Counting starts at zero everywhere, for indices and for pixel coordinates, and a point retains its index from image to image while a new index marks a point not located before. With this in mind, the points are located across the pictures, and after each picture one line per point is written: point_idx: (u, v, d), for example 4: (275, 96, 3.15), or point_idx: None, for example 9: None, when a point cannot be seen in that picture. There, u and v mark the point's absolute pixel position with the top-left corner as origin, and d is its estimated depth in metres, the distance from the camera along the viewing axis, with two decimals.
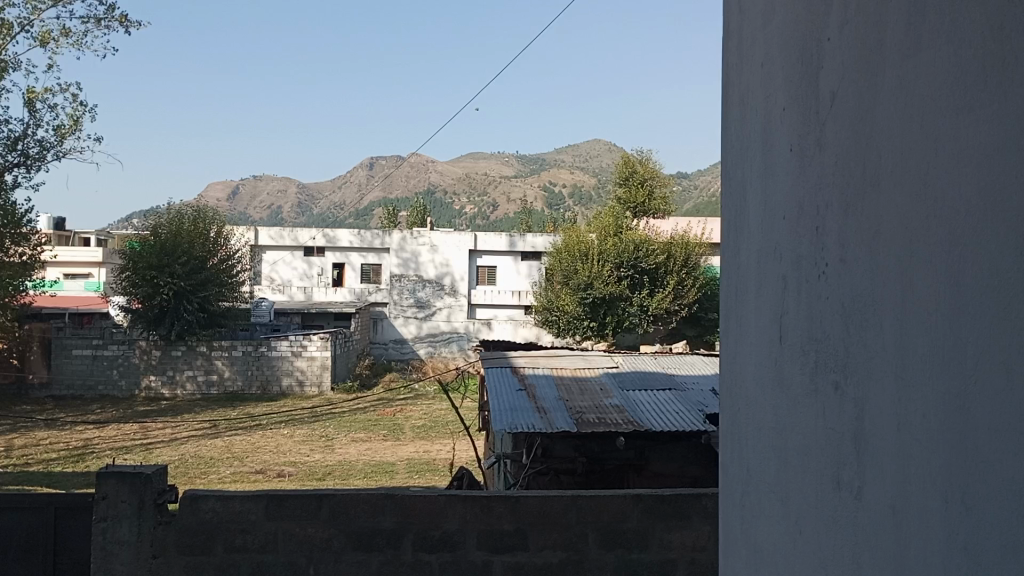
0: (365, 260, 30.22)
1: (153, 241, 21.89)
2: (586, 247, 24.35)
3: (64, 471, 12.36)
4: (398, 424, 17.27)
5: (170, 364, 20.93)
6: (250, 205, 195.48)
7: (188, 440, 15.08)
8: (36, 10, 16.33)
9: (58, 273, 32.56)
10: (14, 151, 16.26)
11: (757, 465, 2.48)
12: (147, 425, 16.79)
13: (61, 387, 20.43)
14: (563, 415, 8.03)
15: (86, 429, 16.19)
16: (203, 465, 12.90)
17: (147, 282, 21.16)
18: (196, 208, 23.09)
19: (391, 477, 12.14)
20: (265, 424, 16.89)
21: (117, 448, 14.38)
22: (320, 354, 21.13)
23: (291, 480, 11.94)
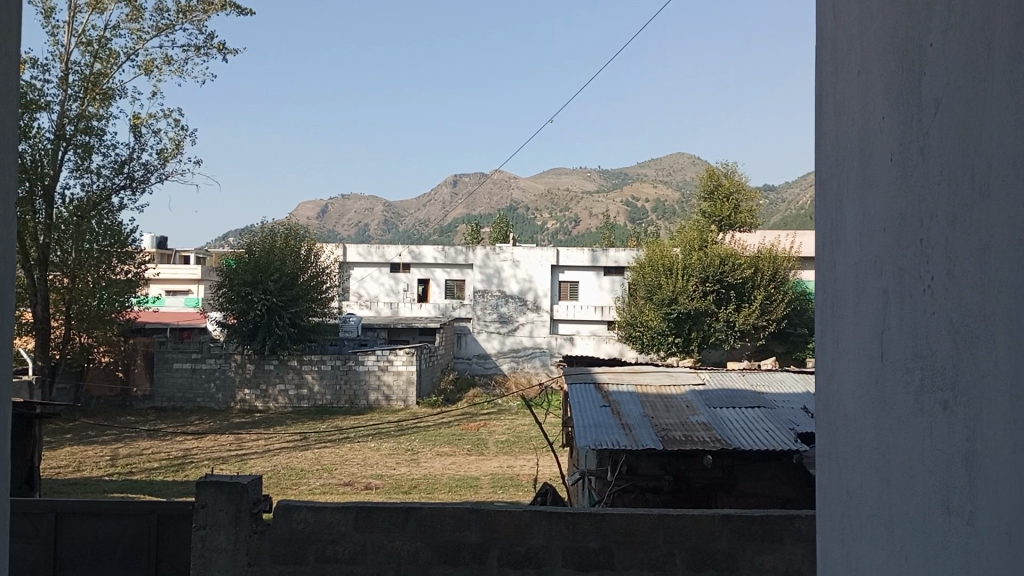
0: (449, 276, 30.62)
1: (248, 259, 22.71)
2: (670, 262, 24.09)
3: (165, 480, 12.93)
4: (482, 438, 17.36)
5: (263, 378, 21.62)
6: (339, 222, 195.42)
7: (280, 452, 15.53)
8: (141, 40, 17.22)
9: (161, 290, 34.19)
10: (121, 175, 17.21)
11: (858, 488, 2.39)
12: (242, 436, 17.39)
13: (163, 399, 21.39)
14: (648, 433, 7.93)
15: (185, 440, 16.90)
16: (294, 476, 13.27)
17: (242, 298, 21.95)
18: (287, 226, 23.86)
19: (475, 491, 12.21)
20: (352, 437, 17.25)
21: (214, 458, 14.94)
22: (406, 369, 21.47)
23: (377, 493, 12.14)
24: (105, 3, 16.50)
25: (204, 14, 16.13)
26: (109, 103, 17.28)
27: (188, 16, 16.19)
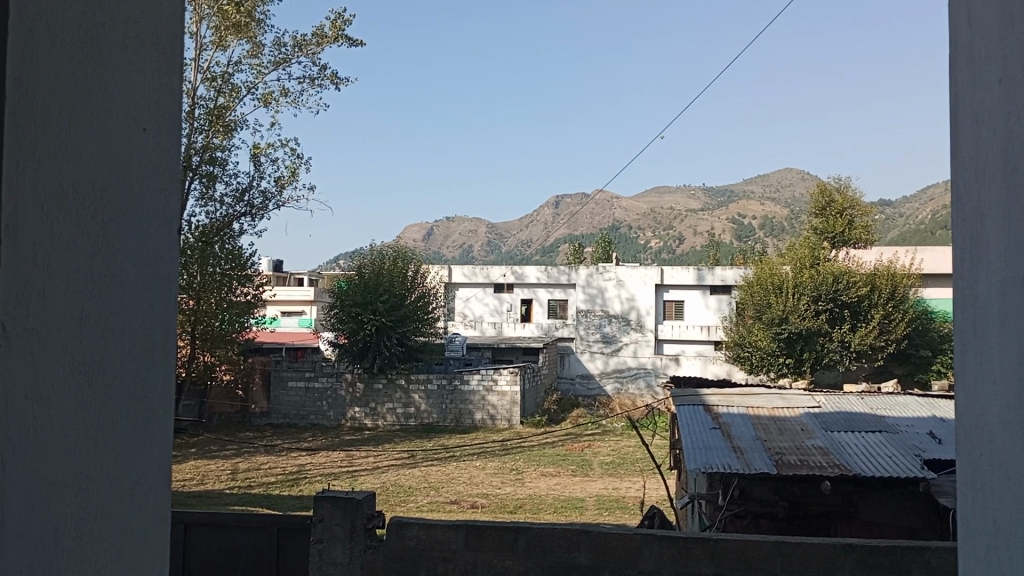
0: (552, 296, 30.79)
1: (358, 281, 23.43)
2: (779, 280, 23.31)
3: (281, 494, 13.44)
4: (586, 459, 17.25)
5: (373, 397, 22.17)
6: (444, 244, 195.36)
7: (389, 469, 15.87)
8: (260, 74, 18.08)
9: (277, 311, 35.76)
10: (242, 202, 18.09)
11: (1010, 517, 2.22)
12: (352, 453, 17.87)
13: (279, 417, 22.21)
14: (761, 456, 7.69)
15: (300, 456, 17.51)
16: (403, 493, 13.53)
17: (352, 318, 22.60)
18: (395, 248, 24.52)
19: (580, 512, 12.13)
20: (458, 455, 17.46)
21: (326, 474, 15.40)
22: (510, 389, 21.60)
23: (484, 511, 12.24)
24: (228, 41, 17.42)
25: (318, 47, 16.85)
26: (231, 135, 18.24)
27: (303, 49, 16.95)
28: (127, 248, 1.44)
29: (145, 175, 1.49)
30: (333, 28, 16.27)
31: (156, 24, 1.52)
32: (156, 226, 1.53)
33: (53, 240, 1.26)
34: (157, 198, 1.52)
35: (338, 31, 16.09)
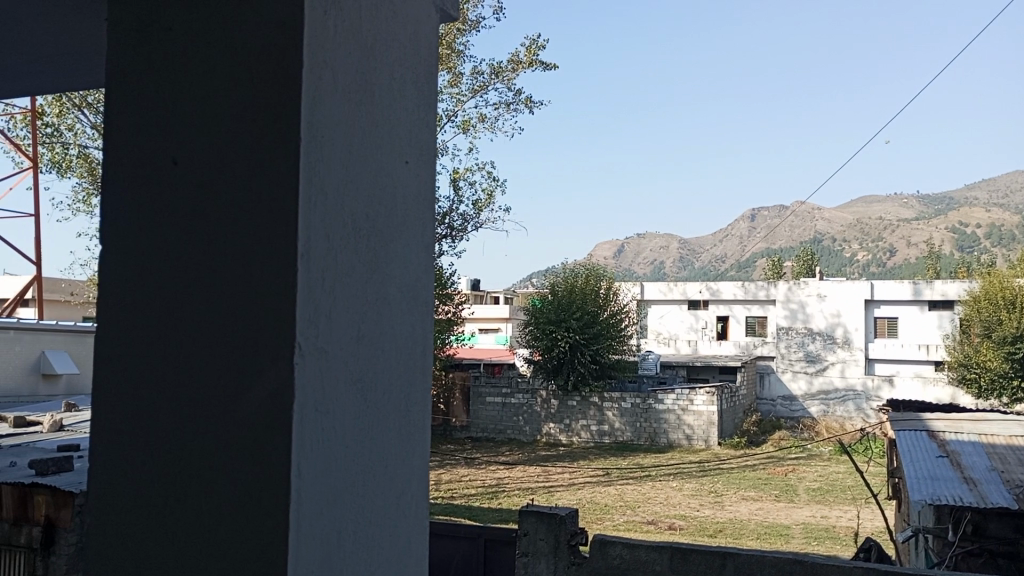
0: (749, 312, 29.91)
1: (552, 298, 23.80)
2: (1013, 294, 21.37)
3: (482, 506, 13.92)
4: (791, 484, 16.43)
5: (567, 413, 22.38)
6: (634, 262, 195.32)
7: (585, 486, 15.94)
8: (460, 102, 18.89)
9: (475, 328, 37.28)
10: (443, 225, 19.00)
11: None
12: (549, 469, 18.10)
13: (478, 431, 23.08)
14: (998, 490, 6.98)
15: (498, 470, 18.02)
16: (600, 511, 13.57)
17: (547, 336, 22.94)
18: (588, 266, 24.62)
19: (786, 541, 11.56)
20: (654, 475, 17.22)
21: (524, 488, 15.71)
22: (707, 409, 21.04)
23: (683, 534, 11.98)
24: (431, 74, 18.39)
25: (513, 72, 17.37)
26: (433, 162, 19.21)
27: (499, 76, 17.57)
28: (392, 271, 1.54)
29: (407, 200, 1.58)
30: (527, 54, 16.75)
31: (418, 61, 1.63)
32: (417, 253, 1.62)
33: (336, 266, 1.38)
34: (417, 228, 1.62)
35: (533, 56, 16.48)
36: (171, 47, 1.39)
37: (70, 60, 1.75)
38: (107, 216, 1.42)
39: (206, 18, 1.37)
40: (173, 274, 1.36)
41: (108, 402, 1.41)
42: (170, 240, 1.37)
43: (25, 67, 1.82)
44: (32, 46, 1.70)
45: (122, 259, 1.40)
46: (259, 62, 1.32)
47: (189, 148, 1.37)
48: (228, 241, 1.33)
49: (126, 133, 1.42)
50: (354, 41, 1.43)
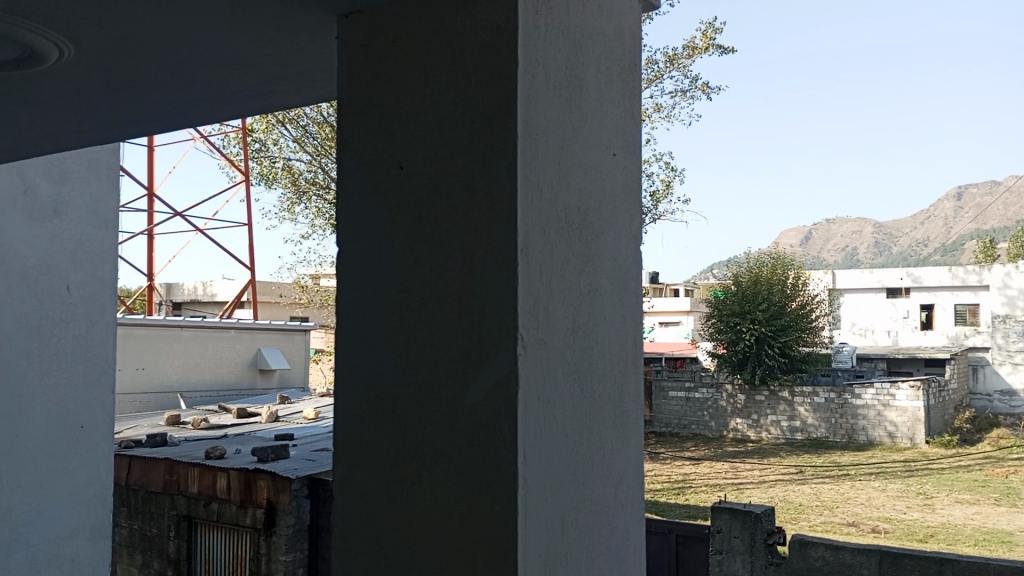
0: (957, 299, 27.62)
1: (735, 290, 22.96)
2: None
3: (669, 502, 13.76)
4: (1014, 488, 14.92)
5: (755, 409, 21.55)
6: (824, 248, 195.50)
7: (777, 484, 15.31)
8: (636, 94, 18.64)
9: (655, 322, 36.89)
10: None
11: None
12: (738, 465, 17.54)
13: (661, 425, 22.84)
14: None
15: (684, 465, 17.71)
16: (794, 510, 13.01)
17: (731, 328, 22.34)
18: (774, 254, 23.47)
19: (1009, 549, 10.52)
20: (854, 474, 16.22)
21: (711, 485, 15.32)
22: (911, 405, 19.45)
23: (888, 538, 11.23)
24: None
25: (689, 59, 16.97)
26: None
27: (674, 64, 17.21)
28: (604, 262, 1.56)
29: (615, 192, 1.60)
30: (703, 40, 16.24)
31: (622, 54, 1.64)
32: (625, 244, 1.63)
33: (552, 261, 1.42)
34: (625, 220, 1.63)
35: (710, 40, 16.00)
36: (397, 62, 1.48)
37: (305, 71, 1.85)
38: (345, 220, 1.55)
39: (425, 29, 1.45)
40: (405, 273, 1.46)
41: (349, 385, 1.53)
42: (399, 243, 1.47)
43: (261, 90, 1.97)
44: (268, 66, 1.81)
45: (359, 259, 1.52)
46: (478, 65, 1.38)
47: (415, 154, 1.46)
48: (451, 236, 1.40)
49: (357, 140, 1.53)
50: (562, 37, 1.46)
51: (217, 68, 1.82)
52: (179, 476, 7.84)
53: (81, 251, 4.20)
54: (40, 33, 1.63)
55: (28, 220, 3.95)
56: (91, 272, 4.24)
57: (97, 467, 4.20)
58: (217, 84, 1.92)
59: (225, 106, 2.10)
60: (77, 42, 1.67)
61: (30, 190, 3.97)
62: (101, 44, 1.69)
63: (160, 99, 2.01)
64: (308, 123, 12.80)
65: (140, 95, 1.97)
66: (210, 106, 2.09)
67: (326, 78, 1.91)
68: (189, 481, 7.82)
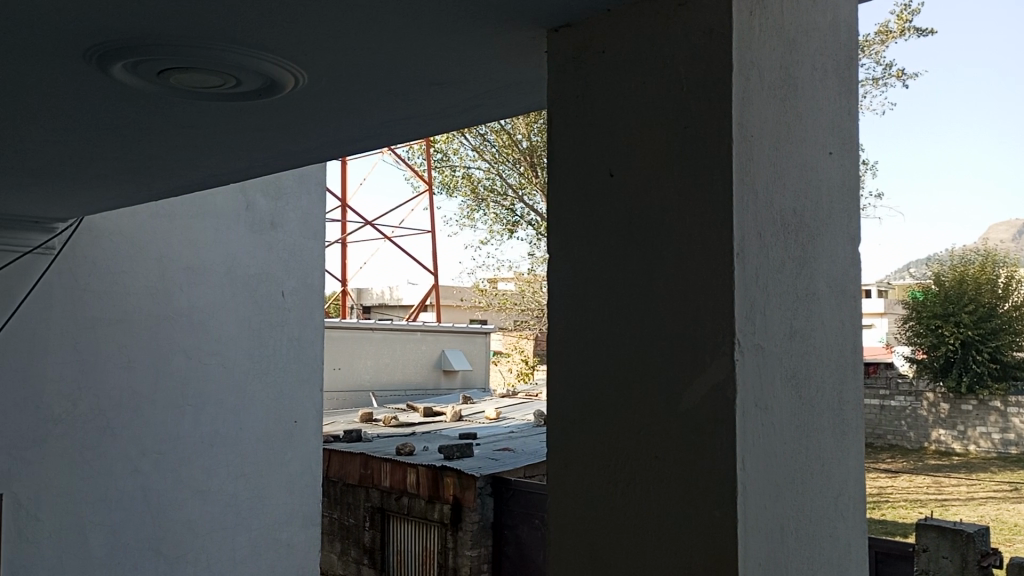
0: None
1: (937, 291, 21.34)
2: None
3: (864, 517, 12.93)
4: None
5: (961, 419, 19.64)
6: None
7: (989, 502, 13.94)
8: None
9: None
10: None
11: None
12: (942, 480, 16.21)
13: None
14: None
15: (880, 478, 16.62)
16: (1011, 531, 11.85)
17: (933, 332, 20.85)
18: (983, 251, 21.60)
19: None
20: None
21: (912, 500, 14.25)
22: None
23: None
24: None
25: (881, 45, 15.88)
26: None
27: (866, 51, 16.17)
28: (821, 264, 1.51)
29: (832, 192, 1.54)
30: (898, 23, 15.12)
31: (838, 49, 1.58)
32: (843, 245, 1.57)
33: (768, 264, 1.39)
34: (842, 218, 1.56)
35: (906, 23, 14.87)
36: (607, 73, 1.51)
37: (513, 83, 1.93)
38: (556, 226, 1.60)
39: (635, 38, 1.47)
40: (615, 278, 1.49)
41: (563, 386, 1.57)
42: (610, 250, 1.50)
43: (468, 104, 2.08)
44: (477, 79, 1.90)
45: (572, 266, 1.56)
46: (690, 71, 1.38)
47: (626, 160, 1.48)
48: (663, 240, 1.41)
49: (567, 148, 1.58)
50: (777, 36, 1.43)
51: (430, 87, 1.94)
52: (372, 471, 8.35)
53: (294, 261, 4.55)
54: (277, 66, 1.79)
55: (250, 234, 4.35)
56: (303, 279, 4.59)
57: (308, 459, 4.57)
58: (429, 101, 2.04)
59: (434, 121, 2.22)
60: (310, 71, 1.82)
61: (252, 206, 4.36)
62: (329, 71, 1.83)
63: (376, 118, 2.16)
64: (486, 132, 13.13)
65: (359, 116, 2.13)
66: (421, 122, 2.22)
67: (531, 89, 1.98)
68: (382, 476, 8.30)
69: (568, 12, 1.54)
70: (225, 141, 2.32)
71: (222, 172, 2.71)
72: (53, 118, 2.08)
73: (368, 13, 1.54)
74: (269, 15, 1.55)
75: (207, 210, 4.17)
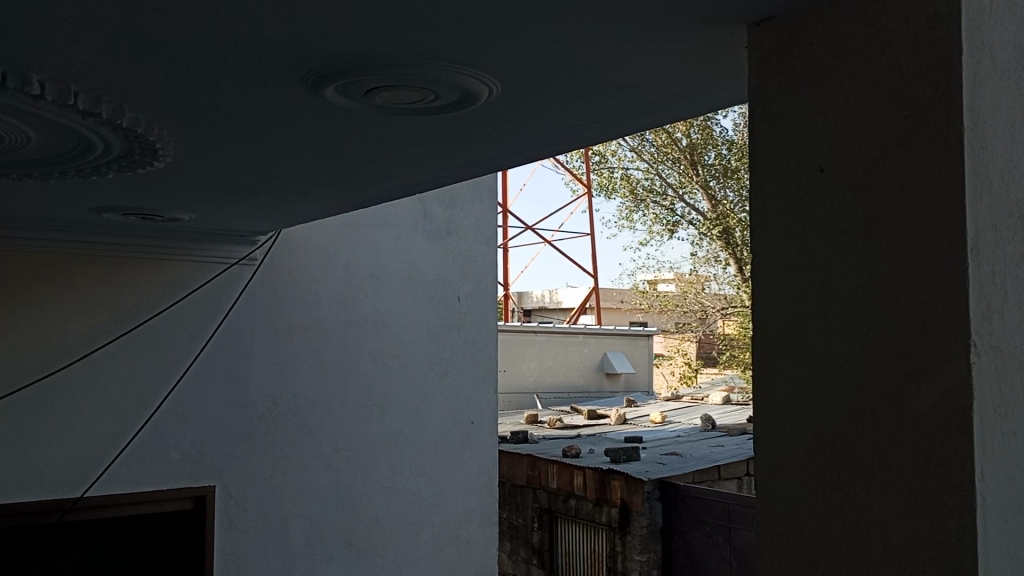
0: None
1: None
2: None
3: None
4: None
5: None
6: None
7: None
8: None
9: None
10: None
11: None
12: None
13: None
14: None
15: None
16: None
17: None
18: None
19: None
20: None
21: None
22: None
23: None
24: None
25: None
26: None
27: None
28: None
29: None
30: None
31: None
32: None
33: (1003, 259, 1.29)
34: None
35: None
36: (814, 65, 1.46)
37: (707, 81, 1.89)
38: (760, 225, 1.56)
39: (847, 28, 1.41)
40: (828, 277, 1.43)
41: (771, 391, 1.53)
42: (821, 247, 1.45)
43: (656, 105, 2.07)
44: (670, 80, 1.88)
45: (779, 266, 1.52)
46: (909, 56, 1.31)
47: (839, 155, 1.42)
48: (881, 235, 1.34)
49: (771, 147, 1.54)
50: (1009, 14, 1.33)
51: (620, 90, 1.94)
52: (540, 472, 8.48)
53: (469, 267, 4.70)
54: (473, 78, 1.85)
55: (427, 242, 4.53)
56: (478, 284, 4.73)
57: (484, 460, 4.69)
58: (617, 105, 2.05)
59: (618, 124, 2.23)
60: (503, 82, 1.88)
61: (429, 214, 4.54)
62: (522, 80, 1.87)
63: (563, 124, 2.19)
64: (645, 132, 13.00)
65: (546, 122, 2.17)
66: (607, 126, 2.23)
67: (722, 86, 1.94)
68: (549, 477, 8.42)
69: (773, 6, 1.50)
70: (419, 153, 2.44)
71: (414, 183, 2.85)
72: (269, 139, 2.27)
73: (564, 24, 1.57)
74: (471, 33, 1.61)
75: (388, 220, 4.38)
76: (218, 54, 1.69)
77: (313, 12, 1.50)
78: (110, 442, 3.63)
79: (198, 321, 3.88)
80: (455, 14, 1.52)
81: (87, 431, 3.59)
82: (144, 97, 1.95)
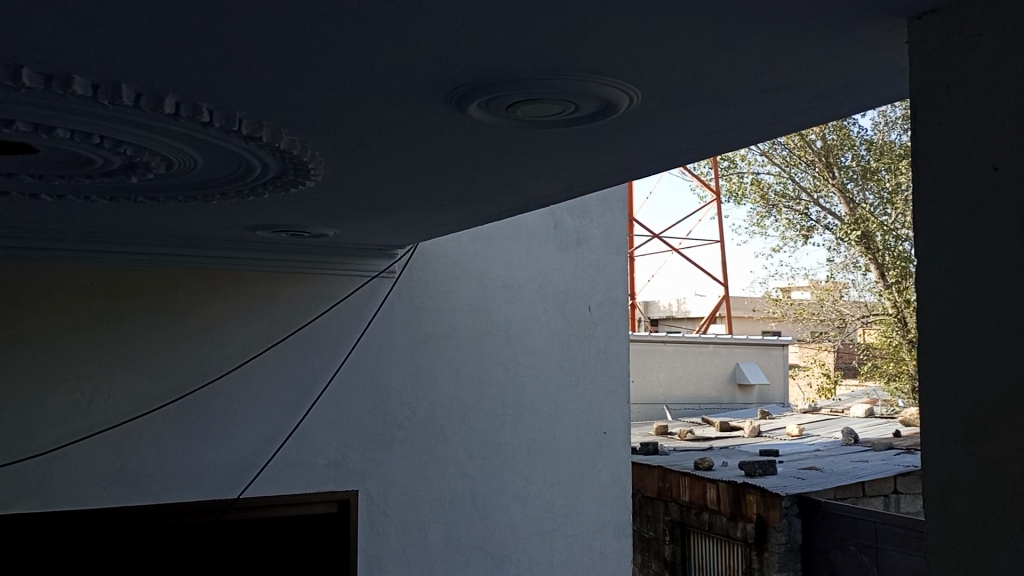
0: None
1: None
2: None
3: None
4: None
5: None
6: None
7: None
8: None
9: None
10: None
11: None
12: None
13: None
14: None
15: None
16: None
17: None
18: None
19: None
20: None
21: None
22: None
23: None
24: None
25: None
26: None
27: None
28: None
29: None
30: None
31: None
32: None
33: None
34: None
35: None
36: (983, 55, 1.37)
37: (860, 78, 1.82)
38: (925, 229, 1.48)
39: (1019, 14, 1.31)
40: (1004, 281, 1.33)
41: (944, 404, 1.44)
42: (994, 249, 1.35)
43: (801, 107, 2.00)
44: (819, 79, 1.82)
45: (949, 270, 1.43)
46: None
47: (1013, 150, 1.32)
48: None
49: (939, 144, 1.46)
50: None
51: (764, 93, 1.89)
52: (671, 484, 8.34)
53: (600, 276, 4.67)
54: (612, 88, 1.85)
55: (558, 252, 4.55)
56: (609, 293, 4.70)
57: (618, 470, 4.63)
58: (759, 108, 2.00)
59: (760, 128, 2.17)
60: (644, 89, 1.86)
61: (560, 225, 4.55)
62: (661, 88, 1.86)
63: (701, 130, 2.16)
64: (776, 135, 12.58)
65: (685, 129, 2.14)
66: (749, 130, 2.18)
67: (875, 84, 1.85)
68: (681, 489, 8.26)
69: None
70: (554, 164, 2.46)
71: (551, 194, 2.88)
72: (412, 156, 2.34)
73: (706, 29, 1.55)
74: (609, 43, 1.62)
75: (520, 231, 4.43)
76: (365, 77, 1.77)
77: (456, 32, 1.54)
78: (264, 446, 3.84)
79: (340, 331, 4.05)
80: (593, 26, 1.53)
81: (244, 436, 3.81)
82: (302, 120, 2.07)
